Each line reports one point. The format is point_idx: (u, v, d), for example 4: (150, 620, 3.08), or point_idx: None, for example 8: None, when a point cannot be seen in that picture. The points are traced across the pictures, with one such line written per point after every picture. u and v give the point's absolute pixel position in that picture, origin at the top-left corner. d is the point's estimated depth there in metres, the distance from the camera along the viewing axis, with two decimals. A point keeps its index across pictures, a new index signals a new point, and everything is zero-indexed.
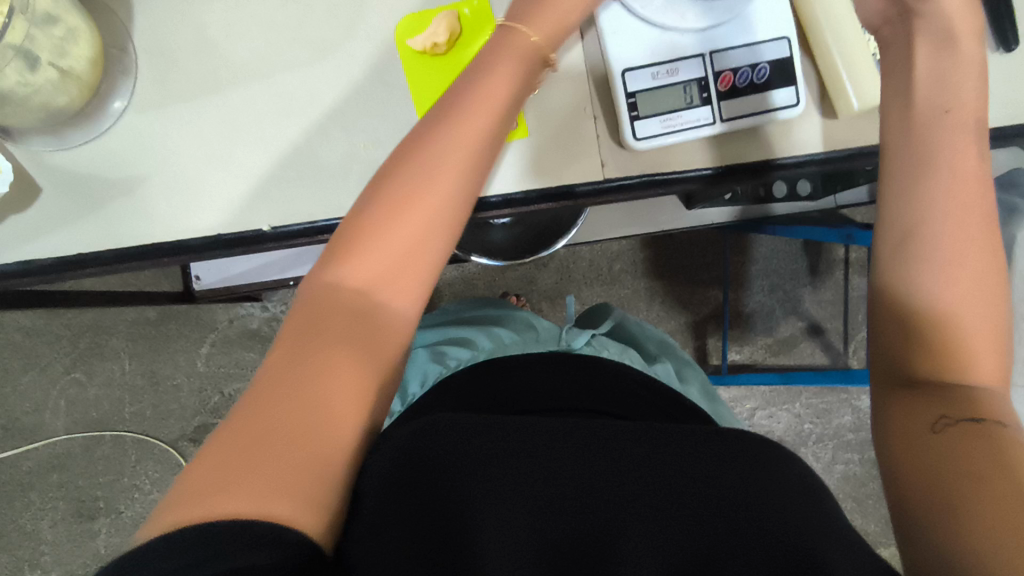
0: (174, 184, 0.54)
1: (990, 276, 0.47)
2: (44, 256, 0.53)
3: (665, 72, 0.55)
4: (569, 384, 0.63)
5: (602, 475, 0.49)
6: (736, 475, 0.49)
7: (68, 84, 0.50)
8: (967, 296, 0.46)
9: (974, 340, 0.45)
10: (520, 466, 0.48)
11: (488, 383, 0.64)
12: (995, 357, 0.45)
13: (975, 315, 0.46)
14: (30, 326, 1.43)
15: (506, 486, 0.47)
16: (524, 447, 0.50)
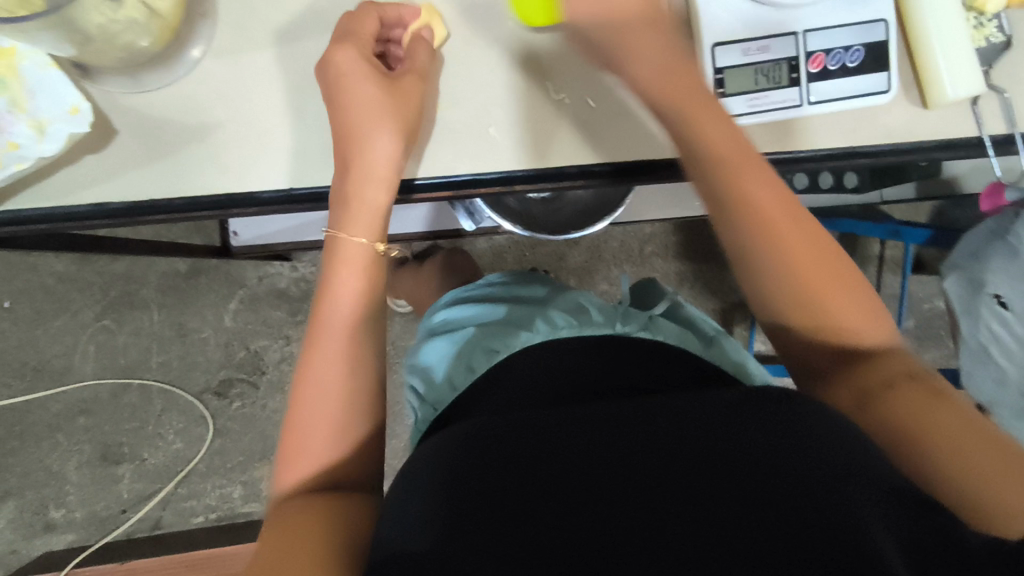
0: (245, 135, 0.53)
1: (830, 258, 0.53)
2: (115, 200, 0.53)
3: (757, 48, 0.53)
4: (605, 372, 0.60)
5: (626, 454, 0.45)
6: (764, 431, 0.44)
7: (153, 23, 0.48)
8: (832, 290, 0.53)
9: (848, 317, 0.52)
10: (543, 457, 0.46)
11: (531, 372, 0.61)
12: (867, 317, 0.53)
13: (837, 304, 0.52)
14: (63, 271, 1.43)
15: (531, 482, 0.44)
16: (544, 442, 0.47)
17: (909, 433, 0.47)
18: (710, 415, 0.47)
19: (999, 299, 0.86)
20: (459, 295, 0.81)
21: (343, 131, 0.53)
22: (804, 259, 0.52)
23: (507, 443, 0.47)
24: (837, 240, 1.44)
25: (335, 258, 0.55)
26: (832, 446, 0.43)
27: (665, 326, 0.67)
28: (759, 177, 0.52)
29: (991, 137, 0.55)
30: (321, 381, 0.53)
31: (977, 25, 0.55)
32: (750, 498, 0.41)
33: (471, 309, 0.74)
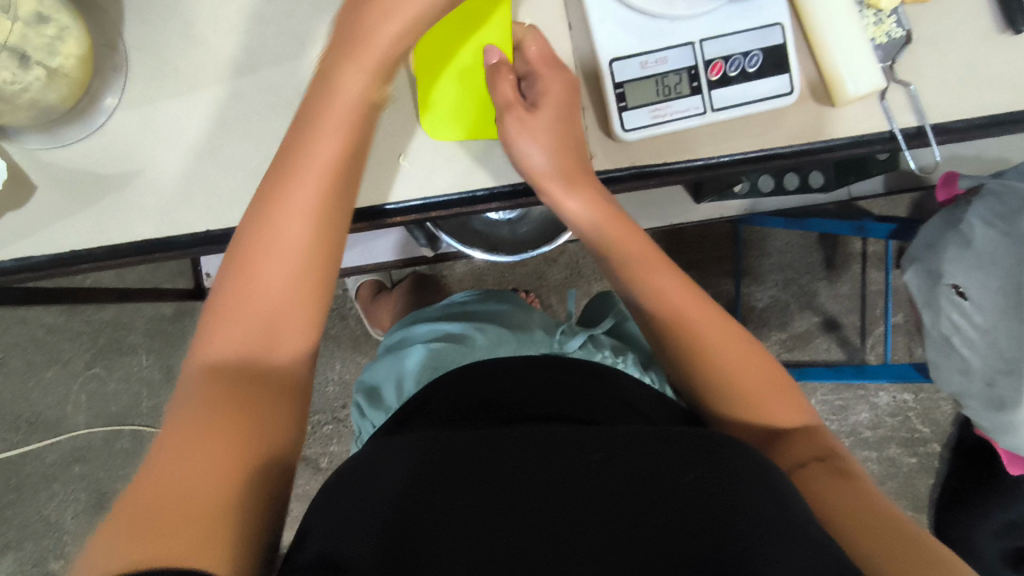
0: (164, 180, 0.55)
1: (740, 343, 0.56)
2: (42, 252, 0.55)
3: (654, 61, 0.54)
4: (548, 384, 0.58)
5: (558, 482, 0.44)
6: (694, 476, 0.44)
7: (57, 82, 0.50)
8: (742, 363, 0.55)
9: (766, 396, 0.54)
10: (482, 473, 0.45)
11: (471, 384, 0.60)
12: (786, 403, 0.55)
13: (751, 382, 0.54)
14: (52, 323, 1.46)
15: (462, 503, 0.44)
16: (480, 464, 0.46)
17: (818, 498, 0.47)
18: (647, 453, 0.46)
19: (957, 289, 0.85)
20: (420, 311, 0.82)
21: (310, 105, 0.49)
22: (711, 332, 0.56)
23: (446, 465, 0.46)
24: (817, 240, 1.42)
25: (269, 200, 0.49)
26: (748, 499, 0.42)
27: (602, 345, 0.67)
28: (662, 273, 0.58)
29: (902, 130, 0.56)
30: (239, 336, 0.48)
31: (876, 22, 0.55)
32: (669, 529, 0.41)
33: (425, 326, 0.75)
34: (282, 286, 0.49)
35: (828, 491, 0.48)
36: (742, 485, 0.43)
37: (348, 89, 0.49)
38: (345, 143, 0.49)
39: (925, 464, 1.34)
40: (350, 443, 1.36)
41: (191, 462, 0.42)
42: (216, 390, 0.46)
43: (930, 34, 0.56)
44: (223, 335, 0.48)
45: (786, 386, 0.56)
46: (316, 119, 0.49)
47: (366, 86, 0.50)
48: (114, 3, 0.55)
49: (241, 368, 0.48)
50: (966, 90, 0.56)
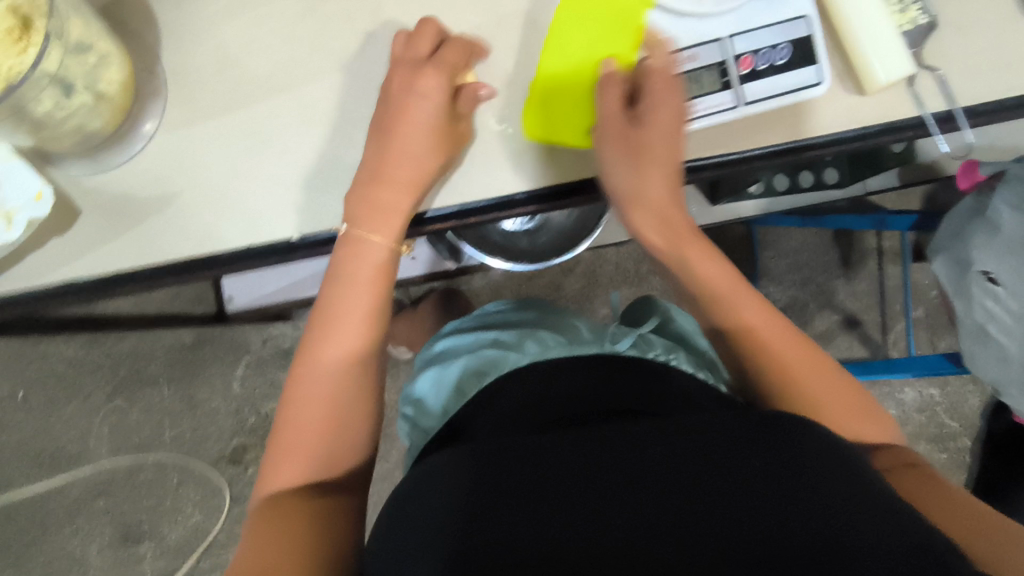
0: (204, 200, 0.56)
1: (819, 362, 0.57)
2: (86, 275, 0.55)
3: (684, 59, 0.55)
4: (599, 382, 0.58)
5: (624, 478, 0.44)
6: (757, 458, 0.44)
7: (103, 107, 0.52)
8: (828, 391, 0.56)
9: (850, 419, 0.56)
10: (548, 477, 0.45)
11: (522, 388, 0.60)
12: (866, 420, 0.56)
13: (832, 402, 0.56)
14: (73, 357, 1.46)
15: (532, 508, 0.43)
16: (544, 467, 0.46)
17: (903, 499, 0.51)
18: (708, 440, 0.46)
19: (989, 276, 0.85)
20: (458, 323, 0.81)
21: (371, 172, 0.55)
22: (789, 352, 0.57)
23: (511, 472, 0.46)
24: (833, 238, 1.42)
25: (338, 285, 0.56)
26: (814, 479, 0.42)
27: (653, 342, 0.67)
28: (748, 302, 0.58)
29: (933, 115, 0.56)
30: (314, 400, 0.55)
31: (901, 10, 0.56)
32: (742, 511, 0.41)
33: (466, 334, 0.75)
34: (330, 380, 0.55)
35: (915, 494, 0.51)
36: (814, 470, 0.43)
37: (401, 192, 0.55)
38: (391, 233, 0.56)
39: (957, 459, 1.33)
40: (375, 463, 1.35)
41: (268, 531, 0.49)
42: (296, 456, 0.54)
43: (953, 20, 0.56)
44: (282, 429, 0.55)
45: (866, 403, 0.57)
46: (378, 186, 0.54)
47: (424, 161, 0.55)
48: (151, 30, 0.56)
49: (298, 459, 0.54)
50: (994, 73, 0.56)
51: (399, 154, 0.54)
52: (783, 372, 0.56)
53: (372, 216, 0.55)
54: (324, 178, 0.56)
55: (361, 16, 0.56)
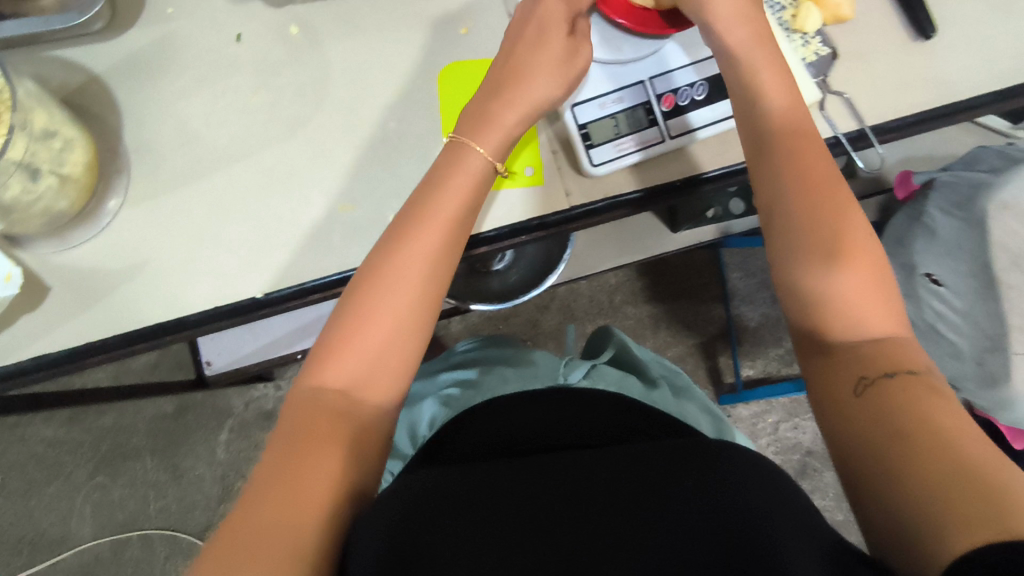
0: (169, 267, 0.58)
1: (866, 246, 0.50)
2: (54, 350, 0.57)
3: (611, 101, 0.60)
4: (550, 415, 0.61)
5: (565, 502, 0.45)
6: (700, 477, 0.45)
7: (68, 188, 0.54)
8: (858, 281, 0.49)
9: (862, 303, 0.49)
10: (492, 503, 0.46)
11: (481, 423, 0.62)
12: (884, 309, 0.49)
13: (856, 280, 0.49)
14: (53, 437, 1.44)
15: (476, 530, 0.44)
16: (489, 493, 0.47)
17: (885, 417, 0.43)
18: (652, 466, 0.47)
19: (932, 278, 0.90)
20: (428, 365, 0.84)
21: (430, 181, 0.55)
22: (848, 222, 0.51)
23: (457, 496, 0.47)
24: None
25: (377, 277, 0.52)
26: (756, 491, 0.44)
27: (607, 372, 0.71)
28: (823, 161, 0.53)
29: (847, 134, 0.61)
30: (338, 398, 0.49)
31: (804, 43, 0.61)
32: (682, 526, 0.42)
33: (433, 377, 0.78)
34: (370, 396, 0.50)
35: (903, 403, 0.43)
36: (761, 483, 0.45)
37: (452, 199, 0.54)
38: (434, 244, 0.53)
39: None
40: None
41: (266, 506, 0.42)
42: (314, 436, 0.47)
43: (853, 48, 0.62)
44: (293, 415, 0.48)
45: (889, 296, 0.49)
46: (439, 189, 0.54)
47: (455, 197, 0.54)
48: (112, 113, 0.60)
49: (321, 448, 0.46)
50: (895, 92, 0.61)
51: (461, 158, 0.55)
52: (803, 234, 0.51)
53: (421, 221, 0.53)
54: (284, 236, 0.59)
55: (310, 86, 0.61)
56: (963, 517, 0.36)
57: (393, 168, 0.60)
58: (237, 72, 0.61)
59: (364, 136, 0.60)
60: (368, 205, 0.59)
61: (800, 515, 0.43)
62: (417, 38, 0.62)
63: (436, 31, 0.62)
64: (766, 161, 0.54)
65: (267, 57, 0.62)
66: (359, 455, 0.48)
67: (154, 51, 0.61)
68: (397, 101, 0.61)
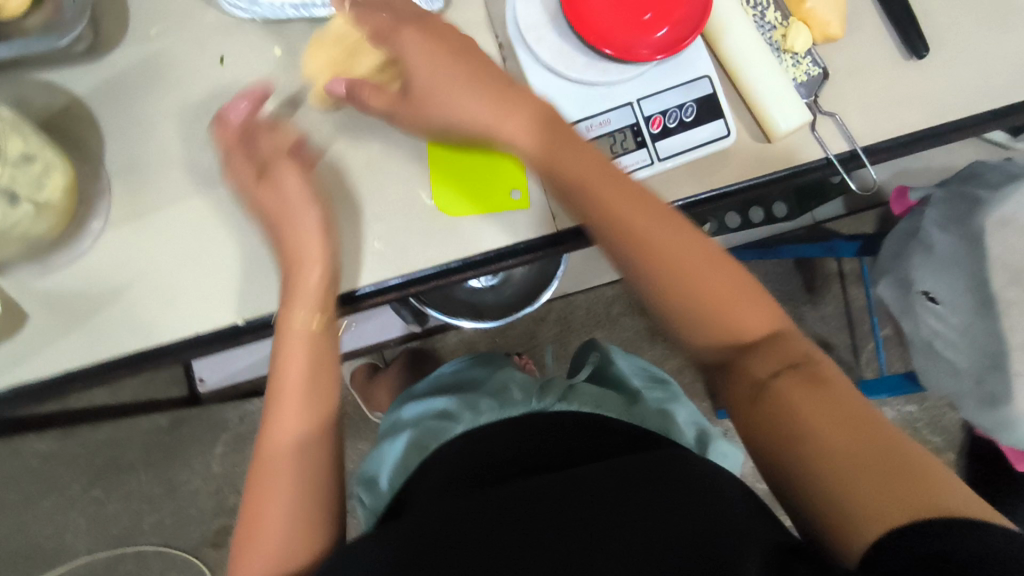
0: (152, 291, 0.58)
1: (708, 252, 0.53)
2: (36, 376, 0.56)
3: (598, 124, 0.59)
4: (526, 441, 0.60)
5: (535, 531, 0.46)
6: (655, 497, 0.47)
7: (46, 215, 0.53)
8: (715, 292, 0.52)
9: (739, 322, 0.52)
10: (463, 540, 0.46)
11: (456, 455, 0.61)
12: (746, 312, 0.52)
13: (705, 292, 0.52)
14: (47, 451, 1.42)
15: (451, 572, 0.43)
16: (463, 532, 0.47)
17: (783, 430, 0.46)
18: (611, 487, 0.48)
19: (929, 295, 0.87)
20: (416, 390, 0.82)
21: (274, 208, 0.57)
22: (664, 242, 0.52)
23: (433, 539, 0.47)
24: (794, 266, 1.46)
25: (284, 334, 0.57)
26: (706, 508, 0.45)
27: (585, 392, 0.68)
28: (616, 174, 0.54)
29: (837, 156, 0.60)
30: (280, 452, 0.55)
31: (795, 64, 0.61)
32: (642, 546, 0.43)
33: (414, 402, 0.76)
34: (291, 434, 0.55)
35: (806, 412, 0.46)
36: (717, 502, 0.46)
37: (302, 216, 0.56)
38: (319, 260, 0.56)
39: None
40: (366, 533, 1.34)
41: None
42: (269, 496, 0.53)
43: (844, 67, 0.61)
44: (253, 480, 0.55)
45: (757, 299, 0.53)
46: (281, 226, 0.57)
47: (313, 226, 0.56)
48: (96, 135, 0.59)
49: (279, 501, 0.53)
50: (888, 111, 0.60)
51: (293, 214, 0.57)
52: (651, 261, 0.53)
53: (303, 249, 0.56)
54: (269, 260, 0.59)
55: (296, 107, 0.60)
56: (880, 516, 0.40)
57: (379, 190, 0.59)
58: (222, 93, 0.61)
59: (350, 158, 0.60)
60: (355, 228, 0.59)
61: (757, 529, 0.44)
62: None
63: None
64: (613, 185, 0.53)
65: (253, 78, 0.61)
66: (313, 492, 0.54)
67: (138, 72, 0.60)
68: None
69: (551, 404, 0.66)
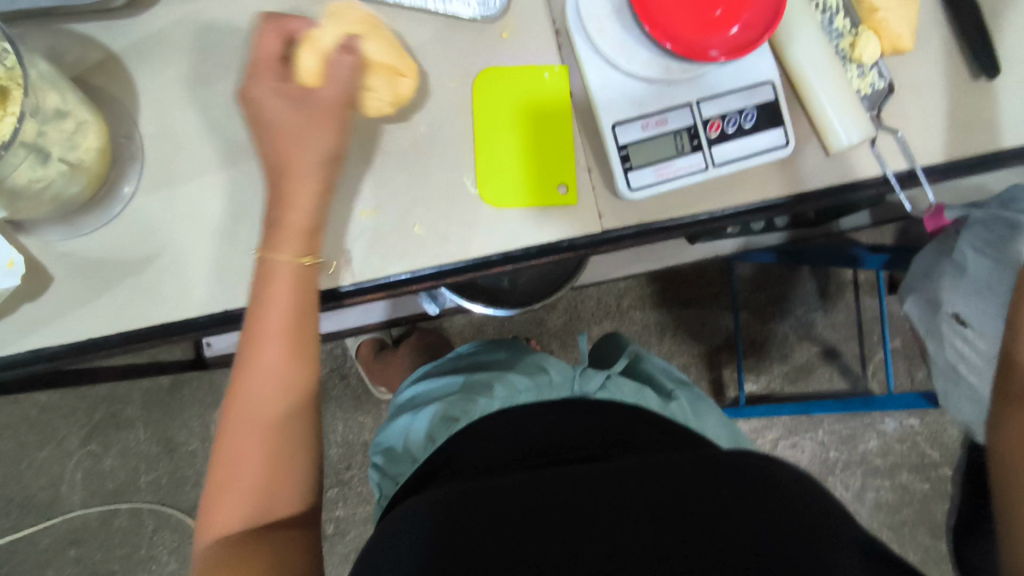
0: (181, 264, 0.56)
1: None
2: (57, 342, 0.55)
3: (654, 123, 0.57)
4: (576, 422, 0.63)
5: (601, 509, 0.49)
6: (717, 488, 0.50)
7: (80, 173, 0.52)
8: None
9: None
10: (534, 508, 0.50)
11: (502, 433, 0.63)
12: None
13: None
14: (47, 401, 1.41)
15: (521, 538, 0.48)
16: (537, 505, 0.50)
17: None
18: (673, 474, 0.51)
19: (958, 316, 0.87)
20: (429, 367, 0.83)
21: (280, 128, 0.52)
22: None
23: (509, 507, 0.50)
24: (809, 272, 1.44)
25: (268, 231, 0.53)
26: (762, 502, 0.48)
27: (623, 381, 0.68)
28: None
29: (896, 173, 0.58)
30: (261, 343, 0.54)
31: (860, 75, 0.58)
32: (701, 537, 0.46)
33: (436, 379, 0.76)
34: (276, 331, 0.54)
35: None
36: (772, 496, 0.49)
37: (307, 150, 0.52)
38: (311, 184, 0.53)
39: (940, 489, 1.37)
40: (361, 506, 1.35)
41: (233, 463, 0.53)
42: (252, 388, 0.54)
43: (909, 82, 0.59)
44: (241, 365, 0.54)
45: None
46: (288, 144, 0.52)
47: (313, 157, 0.53)
48: (130, 95, 0.57)
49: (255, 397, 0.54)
50: (950, 132, 0.58)
51: (284, 205, 0.53)
52: None
53: (288, 171, 0.53)
54: None
55: None
56: None
57: (421, 175, 0.57)
58: None
59: (393, 140, 0.58)
60: (394, 212, 0.57)
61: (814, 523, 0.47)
62: (455, 37, 0.59)
63: (476, 31, 0.59)
64: None
65: None
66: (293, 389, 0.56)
67: (176, 31, 0.57)
68: (429, 103, 0.58)
69: (592, 390, 0.66)
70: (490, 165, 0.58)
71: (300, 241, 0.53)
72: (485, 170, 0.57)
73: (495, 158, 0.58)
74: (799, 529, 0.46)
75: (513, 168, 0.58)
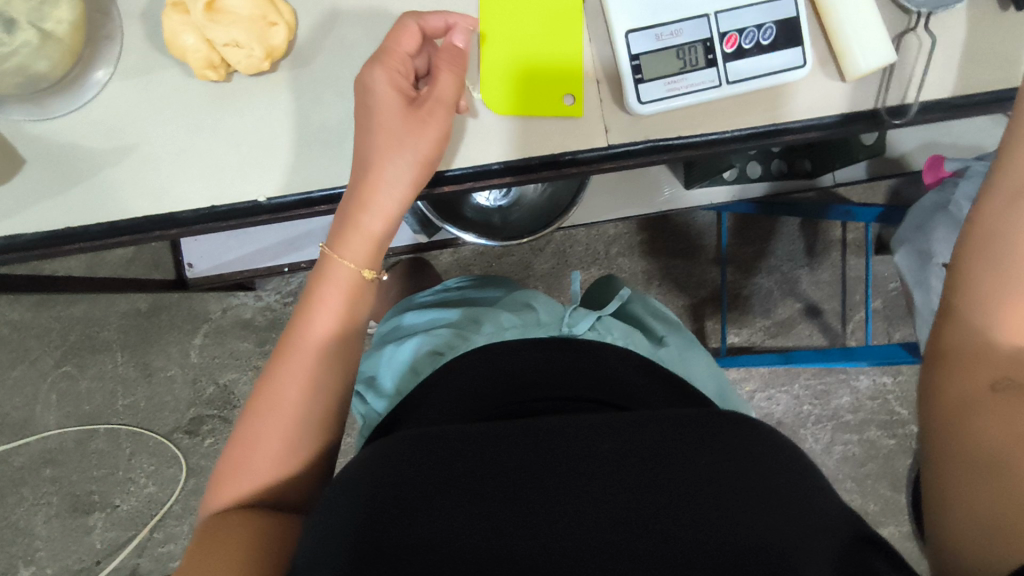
0: (160, 156, 0.53)
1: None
2: (29, 230, 0.52)
3: (668, 34, 0.54)
4: (560, 368, 0.59)
5: (568, 466, 0.44)
6: (703, 458, 0.44)
7: (49, 48, 0.49)
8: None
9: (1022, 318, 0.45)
10: (494, 462, 0.45)
11: (476, 376, 0.59)
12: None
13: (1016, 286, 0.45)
14: (20, 320, 1.38)
15: (471, 494, 0.43)
16: (497, 457, 0.45)
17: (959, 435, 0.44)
18: (658, 439, 0.46)
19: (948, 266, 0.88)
20: (419, 298, 0.81)
21: (371, 104, 0.52)
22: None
23: (468, 460, 0.45)
24: (799, 228, 1.44)
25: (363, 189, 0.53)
26: (748, 475, 0.43)
27: (613, 324, 0.67)
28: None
29: (909, 105, 0.56)
30: (331, 288, 0.55)
31: None
32: (675, 510, 0.41)
33: (424, 311, 0.75)
34: (347, 283, 0.55)
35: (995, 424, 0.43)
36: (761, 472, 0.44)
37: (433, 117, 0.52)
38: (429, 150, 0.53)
39: (905, 445, 1.40)
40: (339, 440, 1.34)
41: (271, 409, 0.54)
42: (313, 338, 0.55)
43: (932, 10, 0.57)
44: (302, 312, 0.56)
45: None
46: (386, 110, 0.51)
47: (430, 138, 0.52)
48: None
49: (309, 348, 0.55)
50: (972, 64, 0.56)
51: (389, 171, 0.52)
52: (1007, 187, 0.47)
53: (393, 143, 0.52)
54: (295, 137, 0.54)
55: None
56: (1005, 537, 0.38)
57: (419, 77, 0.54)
58: None
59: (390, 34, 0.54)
60: None
61: (805, 511, 0.42)
62: None
63: None
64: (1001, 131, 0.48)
65: None
66: (347, 344, 0.57)
67: None
68: None
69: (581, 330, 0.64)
70: (494, 60, 0.55)
71: (368, 249, 0.55)
72: (487, 64, 0.55)
73: (499, 55, 0.55)
74: (788, 515, 0.41)
75: (517, 73, 0.55)
